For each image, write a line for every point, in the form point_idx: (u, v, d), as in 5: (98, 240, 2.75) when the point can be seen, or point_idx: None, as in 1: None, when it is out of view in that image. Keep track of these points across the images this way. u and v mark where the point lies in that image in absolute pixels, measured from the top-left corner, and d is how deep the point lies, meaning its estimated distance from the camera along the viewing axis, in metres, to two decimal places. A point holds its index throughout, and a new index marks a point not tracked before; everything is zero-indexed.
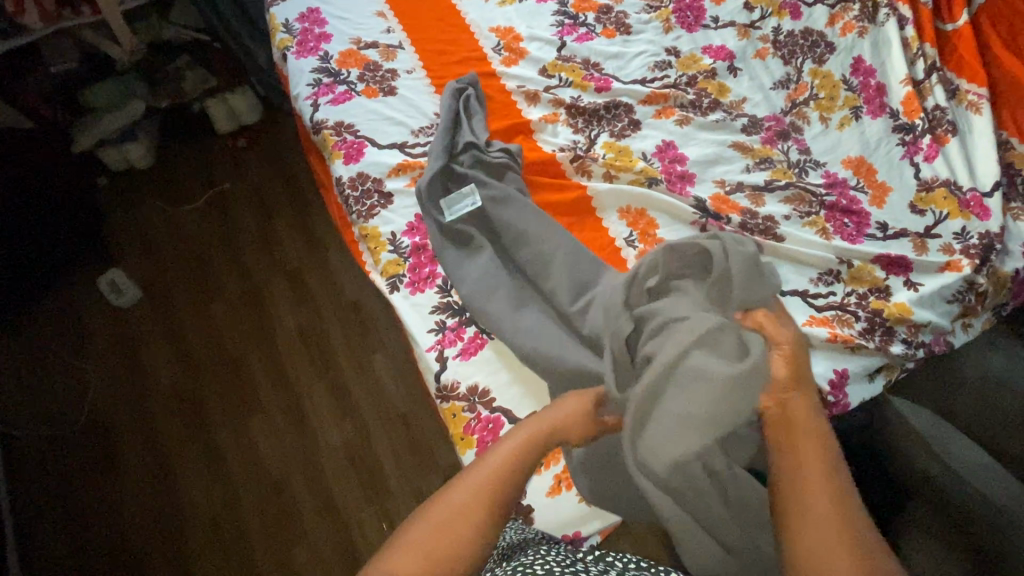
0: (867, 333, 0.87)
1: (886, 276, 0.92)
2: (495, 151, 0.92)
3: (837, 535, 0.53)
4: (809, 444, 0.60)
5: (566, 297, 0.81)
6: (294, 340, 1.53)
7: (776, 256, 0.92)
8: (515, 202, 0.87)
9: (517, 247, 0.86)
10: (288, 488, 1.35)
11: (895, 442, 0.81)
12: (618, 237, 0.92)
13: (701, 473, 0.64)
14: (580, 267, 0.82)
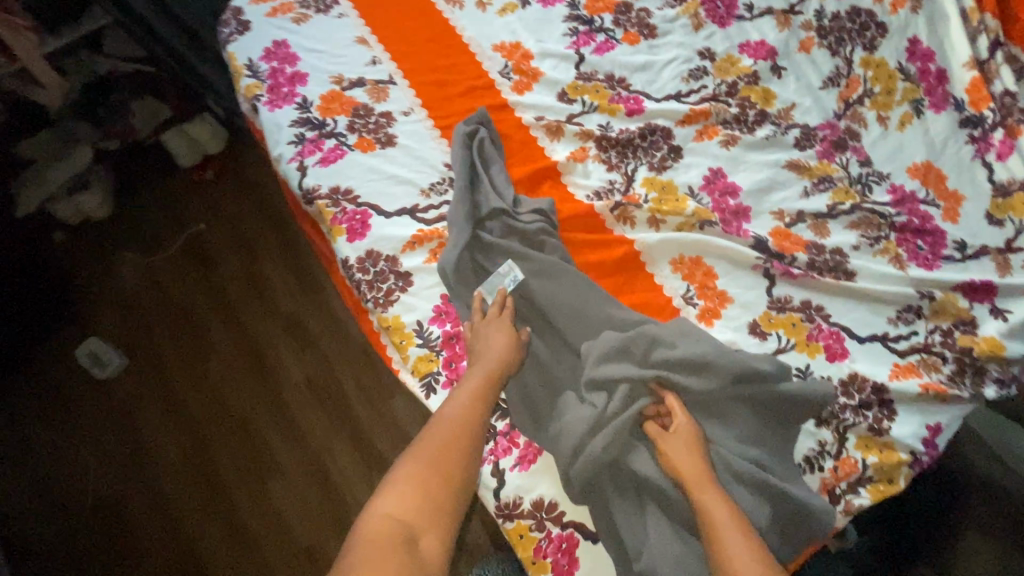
0: (957, 377, 0.79)
1: (971, 305, 0.83)
2: (525, 211, 0.79)
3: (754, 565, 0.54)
4: (706, 490, 0.61)
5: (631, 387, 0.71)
6: (302, 391, 1.42)
7: (850, 296, 0.82)
8: (558, 276, 0.76)
9: (569, 330, 0.75)
10: (321, 554, 1.28)
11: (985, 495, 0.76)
12: (672, 295, 0.80)
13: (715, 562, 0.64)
14: (643, 350, 0.71)
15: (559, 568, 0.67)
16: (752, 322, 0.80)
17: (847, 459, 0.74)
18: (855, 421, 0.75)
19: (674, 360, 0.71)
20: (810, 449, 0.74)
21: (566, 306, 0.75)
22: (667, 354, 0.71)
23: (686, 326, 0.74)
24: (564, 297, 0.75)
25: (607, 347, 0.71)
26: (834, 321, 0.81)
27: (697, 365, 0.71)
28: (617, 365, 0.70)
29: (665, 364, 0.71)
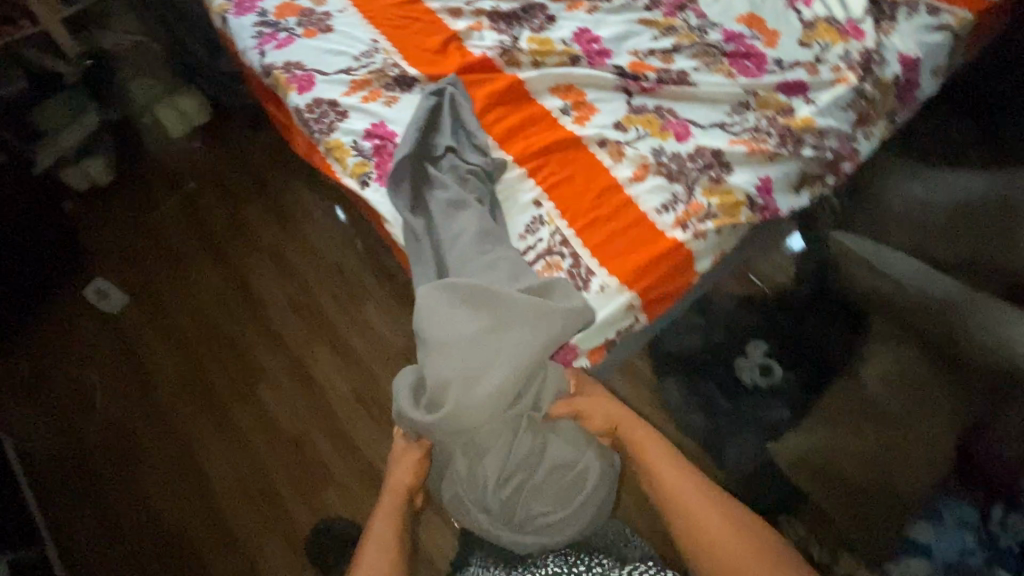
0: (781, 144, 1.01)
1: (789, 99, 1.05)
2: (472, 154, 0.99)
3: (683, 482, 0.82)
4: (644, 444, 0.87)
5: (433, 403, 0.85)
6: (285, 308, 1.59)
7: (692, 101, 1.05)
8: (467, 210, 0.94)
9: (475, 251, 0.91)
10: (308, 442, 1.43)
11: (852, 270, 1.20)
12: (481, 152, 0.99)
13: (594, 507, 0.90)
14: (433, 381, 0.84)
15: None
16: (616, 122, 1.02)
17: (695, 204, 0.94)
18: (700, 176, 0.96)
19: (458, 375, 0.82)
20: (665, 199, 0.94)
21: (452, 234, 0.93)
22: (445, 377, 0.83)
23: (465, 349, 0.83)
24: (456, 228, 0.93)
25: (403, 388, 0.87)
26: (681, 116, 1.03)
27: (474, 376, 0.83)
28: (408, 414, 0.85)
29: (449, 379, 0.83)
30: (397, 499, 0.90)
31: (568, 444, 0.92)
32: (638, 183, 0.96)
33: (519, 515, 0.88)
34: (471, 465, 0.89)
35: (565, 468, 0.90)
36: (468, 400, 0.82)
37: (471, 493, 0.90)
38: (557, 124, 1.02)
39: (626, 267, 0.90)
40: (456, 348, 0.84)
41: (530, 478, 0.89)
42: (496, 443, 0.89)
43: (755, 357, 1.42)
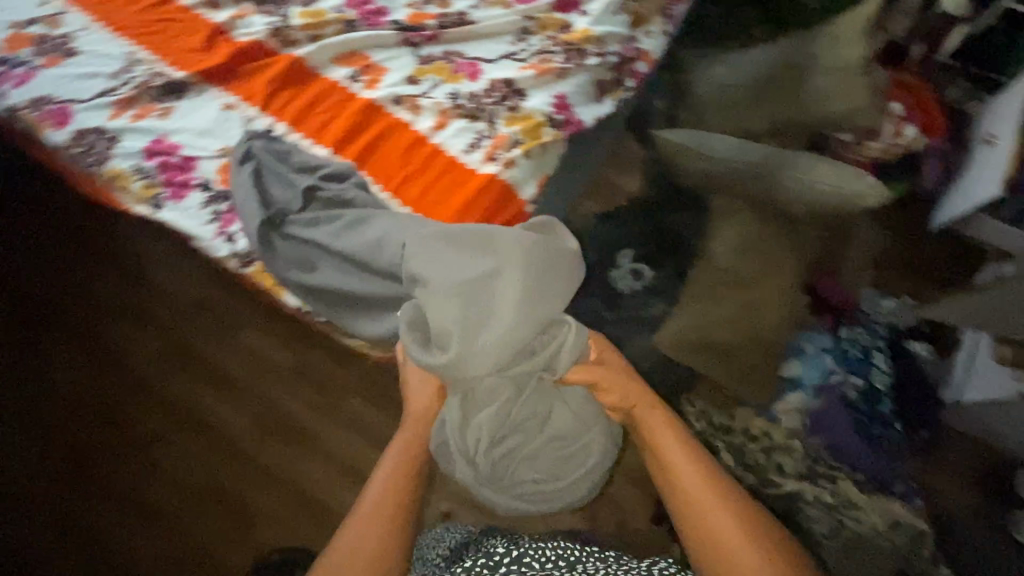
0: (566, 60, 1.05)
1: (565, 15, 1.09)
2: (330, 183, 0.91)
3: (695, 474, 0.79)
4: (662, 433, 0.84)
5: (435, 345, 0.78)
6: (156, 362, 1.48)
7: (477, 39, 1.07)
8: (372, 222, 0.87)
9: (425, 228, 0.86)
10: (224, 487, 1.37)
11: (681, 162, 1.45)
12: (275, 136, 0.95)
13: (593, 475, 0.88)
14: (431, 326, 0.79)
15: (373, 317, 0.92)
16: (407, 77, 1.02)
17: (500, 137, 0.97)
18: (497, 109, 0.99)
19: (464, 312, 0.78)
20: (470, 139, 0.96)
21: (373, 239, 0.85)
22: (450, 314, 0.78)
23: (467, 291, 0.79)
24: (373, 235, 0.86)
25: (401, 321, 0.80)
26: (469, 56, 1.04)
27: (485, 313, 0.79)
28: (414, 355, 0.77)
29: (455, 317, 0.78)
30: (418, 420, 0.89)
31: (575, 412, 0.87)
32: (441, 130, 0.97)
33: (520, 487, 0.86)
34: (486, 429, 0.82)
35: (570, 443, 0.87)
36: (481, 339, 0.78)
37: (459, 445, 0.83)
38: (349, 93, 1.00)
39: (448, 214, 0.91)
40: (449, 296, 0.79)
41: (539, 449, 0.86)
42: (497, 401, 0.82)
43: (625, 265, 1.50)
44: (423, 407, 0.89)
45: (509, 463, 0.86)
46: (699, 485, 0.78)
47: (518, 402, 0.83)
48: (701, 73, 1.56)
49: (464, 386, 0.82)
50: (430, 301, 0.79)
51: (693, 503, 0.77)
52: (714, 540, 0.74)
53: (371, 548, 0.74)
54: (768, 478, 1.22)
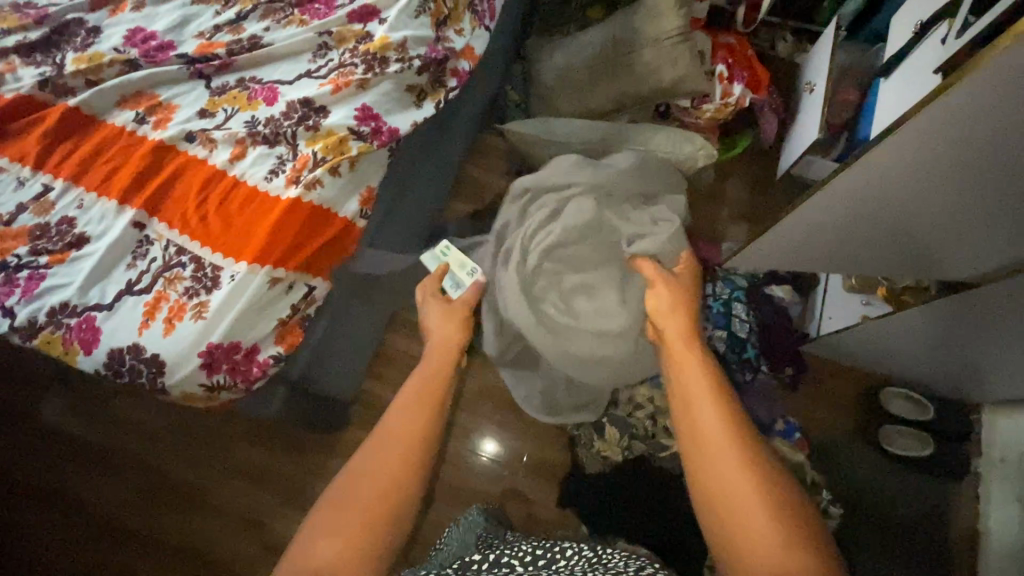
0: (368, 70, 1.03)
1: (364, 25, 1.08)
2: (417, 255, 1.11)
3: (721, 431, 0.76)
4: (698, 385, 0.82)
5: (552, 181, 1.24)
6: (12, 452, 1.34)
7: (274, 61, 1.03)
8: (533, 220, 1.22)
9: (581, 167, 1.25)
10: (109, 569, 1.28)
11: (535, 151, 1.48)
12: (53, 194, 0.89)
13: (608, 335, 1.16)
14: (566, 169, 1.25)
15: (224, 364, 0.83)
16: (199, 111, 0.97)
17: (303, 156, 0.95)
18: (297, 130, 0.96)
19: (585, 172, 1.23)
20: (272, 163, 0.94)
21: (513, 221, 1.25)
22: (576, 166, 1.24)
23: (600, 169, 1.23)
24: (542, 214, 1.21)
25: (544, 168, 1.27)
26: (265, 81, 1.01)
27: (599, 180, 1.22)
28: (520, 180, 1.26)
29: (585, 164, 1.25)
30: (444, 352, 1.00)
31: (620, 295, 1.16)
32: (240, 160, 0.93)
33: (545, 323, 1.17)
34: (546, 253, 1.19)
35: (590, 296, 1.19)
36: (592, 181, 1.22)
37: (523, 244, 1.19)
38: (137, 137, 0.94)
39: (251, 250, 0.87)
40: (574, 167, 1.25)
41: (574, 292, 1.19)
42: (560, 232, 1.18)
43: None
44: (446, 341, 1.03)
45: (552, 288, 1.19)
46: (721, 442, 0.74)
47: (580, 244, 1.20)
48: (545, 60, 1.58)
49: (560, 203, 1.22)
50: (571, 161, 1.25)
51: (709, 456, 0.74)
52: (719, 494, 0.71)
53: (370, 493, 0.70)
54: (658, 443, 1.25)
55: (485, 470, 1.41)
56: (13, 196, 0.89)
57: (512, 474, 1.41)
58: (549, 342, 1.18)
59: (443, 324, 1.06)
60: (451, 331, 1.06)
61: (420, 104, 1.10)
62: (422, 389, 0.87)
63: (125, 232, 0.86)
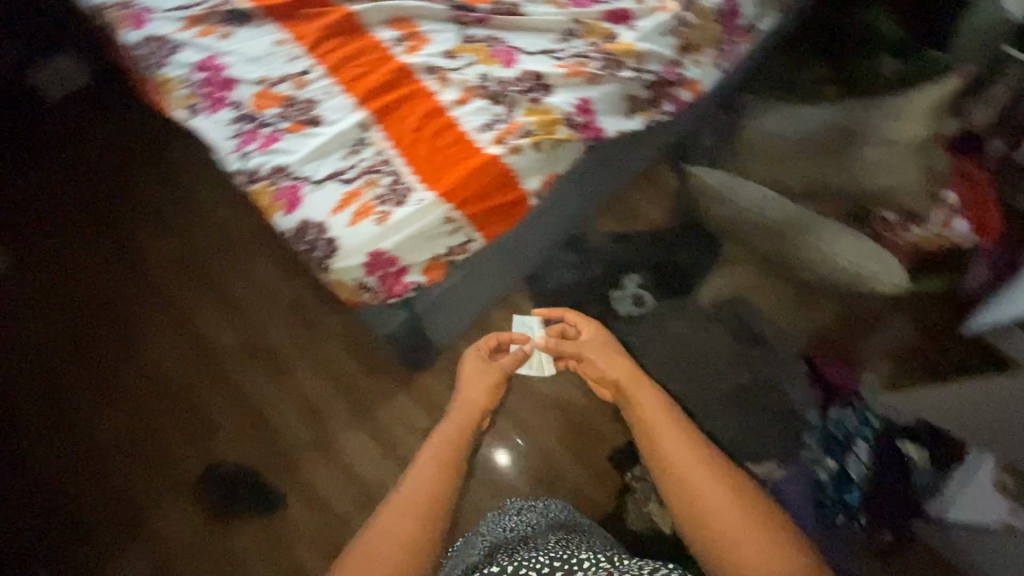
0: (603, 68, 1.06)
1: (614, 27, 1.11)
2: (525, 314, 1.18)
3: (700, 462, 0.71)
4: (664, 424, 0.76)
5: (810, 219, 1.31)
6: (173, 265, 1.57)
7: (523, 31, 1.10)
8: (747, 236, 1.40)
9: (838, 246, 1.27)
10: (197, 392, 1.45)
11: (706, 206, 1.46)
12: (310, 77, 1.01)
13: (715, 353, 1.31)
14: (829, 232, 1.29)
15: (379, 269, 0.91)
16: (445, 50, 1.06)
17: (516, 123, 1.00)
18: (521, 98, 1.01)
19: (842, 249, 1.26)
20: (487, 118, 0.99)
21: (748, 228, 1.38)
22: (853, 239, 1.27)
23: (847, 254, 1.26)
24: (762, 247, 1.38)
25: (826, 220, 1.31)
26: (510, 45, 1.08)
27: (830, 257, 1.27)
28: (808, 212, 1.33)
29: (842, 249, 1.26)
30: (468, 413, 0.88)
31: (749, 330, 1.35)
32: (462, 105, 1.00)
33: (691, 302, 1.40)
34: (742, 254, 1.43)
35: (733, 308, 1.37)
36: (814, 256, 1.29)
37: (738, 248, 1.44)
38: (389, 54, 1.05)
39: (442, 184, 0.93)
40: (844, 240, 1.27)
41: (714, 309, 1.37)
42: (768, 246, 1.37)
43: (629, 288, 1.50)
44: (471, 401, 0.89)
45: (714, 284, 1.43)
46: (701, 471, 0.70)
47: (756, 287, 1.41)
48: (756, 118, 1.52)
49: (792, 241, 1.32)
50: (841, 232, 1.28)
51: (694, 494, 0.69)
52: (718, 537, 0.66)
53: (404, 528, 0.68)
54: None
55: (528, 477, 1.40)
56: (282, 67, 1.02)
57: (550, 492, 1.39)
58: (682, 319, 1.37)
59: (484, 376, 0.94)
60: (481, 399, 0.91)
61: (631, 117, 1.13)
62: (456, 428, 0.83)
63: (352, 128, 0.96)
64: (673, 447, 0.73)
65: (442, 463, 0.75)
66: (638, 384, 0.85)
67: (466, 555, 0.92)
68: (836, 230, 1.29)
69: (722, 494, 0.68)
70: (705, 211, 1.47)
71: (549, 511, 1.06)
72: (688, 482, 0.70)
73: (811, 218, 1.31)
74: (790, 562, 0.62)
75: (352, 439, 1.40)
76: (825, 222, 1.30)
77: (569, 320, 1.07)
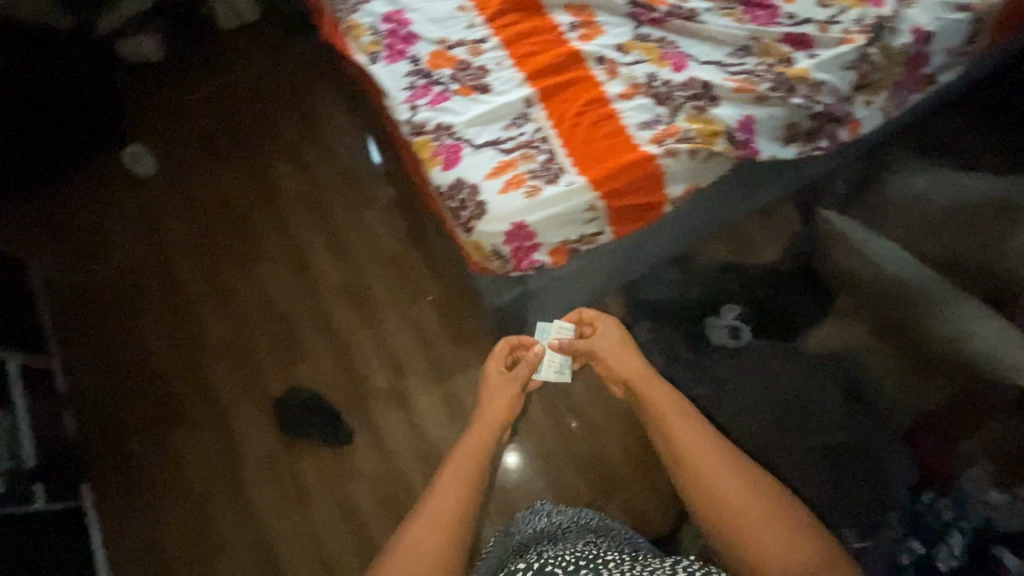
0: (772, 90, 1.03)
1: (792, 51, 1.08)
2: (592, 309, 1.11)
3: (705, 445, 0.83)
4: (671, 411, 0.87)
5: (948, 292, 1.22)
6: (295, 199, 1.67)
7: (697, 39, 1.09)
8: (868, 291, 1.32)
9: (976, 326, 1.18)
10: (294, 320, 1.55)
11: (828, 252, 1.40)
12: (486, 45, 1.05)
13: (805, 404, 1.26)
14: (968, 309, 1.20)
15: (512, 238, 0.93)
16: (618, 44, 1.06)
17: (675, 127, 0.99)
18: (685, 104, 1.01)
19: (980, 329, 1.17)
20: (648, 117, 0.99)
21: (873, 283, 1.31)
22: (992, 322, 1.18)
23: (984, 336, 1.17)
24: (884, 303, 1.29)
25: (964, 296, 1.22)
26: (682, 51, 1.07)
27: (966, 333, 1.18)
28: (946, 285, 1.24)
29: (980, 331, 1.17)
30: (491, 423, 0.95)
31: (848, 382, 1.29)
32: (626, 100, 1.00)
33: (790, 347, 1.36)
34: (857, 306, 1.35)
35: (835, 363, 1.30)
36: (947, 330, 1.20)
37: (854, 296, 1.36)
38: (562, 37, 1.06)
39: (592, 172, 0.95)
40: (983, 321, 1.18)
41: (812, 359, 1.31)
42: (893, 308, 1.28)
43: (727, 318, 1.46)
44: (494, 409, 0.97)
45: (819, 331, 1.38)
46: (707, 454, 0.82)
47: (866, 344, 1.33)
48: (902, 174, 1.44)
49: (923, 309, 1.23)
50: (982, 314, 1.19)
51: (701, 473, 0.81)
52: (723, 513, 0.78)
53: (431, 545, 0.75)
54: None
55: (584, 478, 1.40)
56: (461, 31, 1.06)
57: (604, 499, 1.38)
58: (777, 360, 1.32)
59: (498, 392, 1.01)
60: (498, 410, 0.98)
61: (785, 145, 1.09)
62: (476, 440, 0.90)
63: (518, 101, 0.98)
64: (680, 431, 0.85)
65: (465, 480, 0.82)
66: (646, 376, 0.96)
67: (494, 550, 0.94)
68: (974, 309, 1.20)
69: (725, 473, 0.80)
70: (823, 259, 1.42)
71: (583, 517, 0.99)
72: (696, 462, 0.82)
73: (949, 291, 1.23)
74: (785, 531, 0.75)
75: (425, 398, 1.45)
76: (965, 299, 1.22)
77: (586, 319, 1.12)
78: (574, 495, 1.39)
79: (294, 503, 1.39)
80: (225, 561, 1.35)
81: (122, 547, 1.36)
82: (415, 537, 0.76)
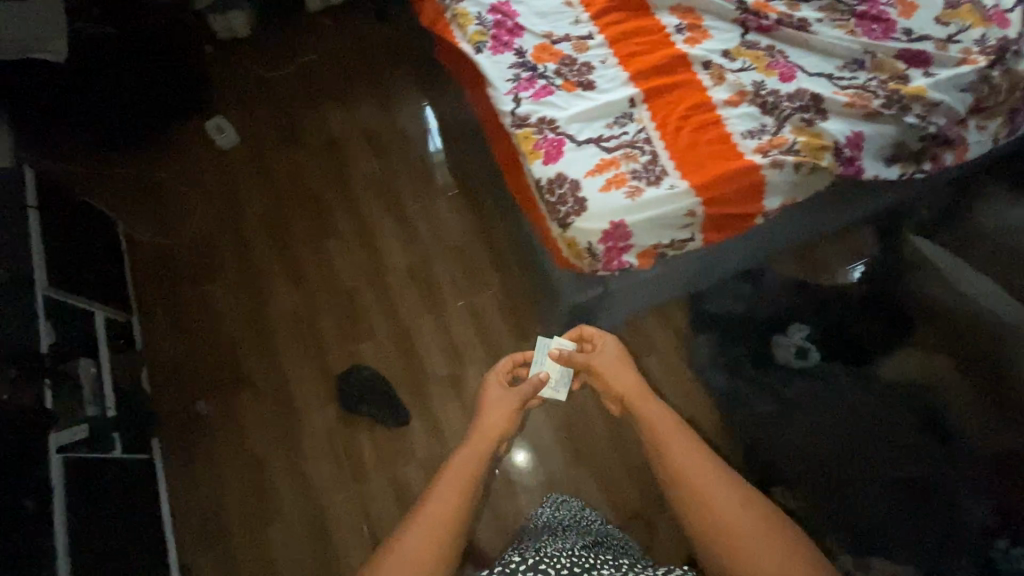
0: (885, 107, 1.00)
1: (907, 68, 1.04)
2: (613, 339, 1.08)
3: (704, 467, 0.75)
4: (667, 433, 0.82)
5: None
6: (367, 182, 1.70)
7: (807, 49, 1.06)
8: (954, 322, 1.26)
9: None
10: (359, 299, 1.58)
11: (912, 279, 1.35)
12: (591, 43, 1.04)
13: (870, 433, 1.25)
14: None
15: (612, 240, 0.92)
16: (725, 49, 1.04)
17: (781, 138, 0.97)
18: (793, 114, 0.98)
19: None
20: (753, 126, 0.98)
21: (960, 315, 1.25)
22: None
23: None
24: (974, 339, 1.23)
25: None
26: (791, 60, 1.04)
27: None
28: None
29: None
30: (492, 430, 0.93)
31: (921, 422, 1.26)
32: (731, 107, 0.99)
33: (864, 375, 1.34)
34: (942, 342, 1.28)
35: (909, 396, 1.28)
36: None
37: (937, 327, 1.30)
38: (668, 40, 1.05)
39: (694, 177, 0.94)
40: None
41: (889, 388, 1.30)
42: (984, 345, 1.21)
43: (794, 338, 1.41)
44: (495, 418, 0.97)
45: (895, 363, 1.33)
46: (707, 476, 0.74)
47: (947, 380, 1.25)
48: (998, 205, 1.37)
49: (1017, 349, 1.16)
50: None
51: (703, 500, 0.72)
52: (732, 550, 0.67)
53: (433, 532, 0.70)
54: None
55: (635, 483, 1.40)
56: (566, 27, 1.06)
57: (653, 505, 1.38)
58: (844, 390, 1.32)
59: (499, 402, 1.00)
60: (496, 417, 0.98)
61: (889, 165, 1.05)
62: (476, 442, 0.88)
63: (623, 101, 0.98)
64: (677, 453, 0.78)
65: (467, 474, 0.79)
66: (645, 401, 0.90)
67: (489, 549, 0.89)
68: None
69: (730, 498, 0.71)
70: (901, 289, 1.38)
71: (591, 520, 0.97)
72: (697, 487, 0.73)
73: None
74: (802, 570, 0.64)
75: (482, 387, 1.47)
76: None
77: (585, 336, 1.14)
78: (623, 498, 1.39)
79: (349, 478, 1.42)
80: (279, 525, 1.39)
81: (185, 503, 1.42)
82: (412, 543, 0.69)
